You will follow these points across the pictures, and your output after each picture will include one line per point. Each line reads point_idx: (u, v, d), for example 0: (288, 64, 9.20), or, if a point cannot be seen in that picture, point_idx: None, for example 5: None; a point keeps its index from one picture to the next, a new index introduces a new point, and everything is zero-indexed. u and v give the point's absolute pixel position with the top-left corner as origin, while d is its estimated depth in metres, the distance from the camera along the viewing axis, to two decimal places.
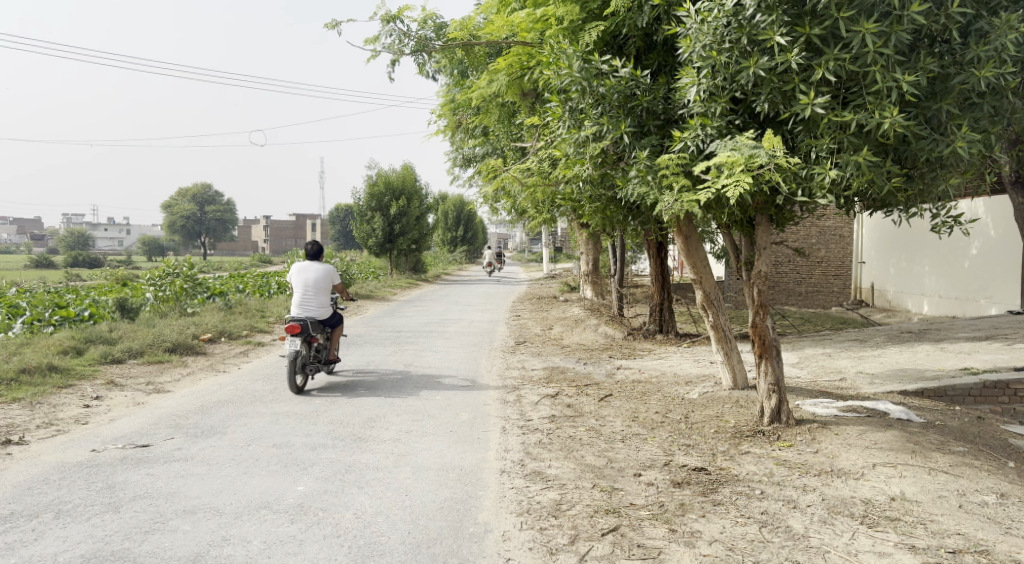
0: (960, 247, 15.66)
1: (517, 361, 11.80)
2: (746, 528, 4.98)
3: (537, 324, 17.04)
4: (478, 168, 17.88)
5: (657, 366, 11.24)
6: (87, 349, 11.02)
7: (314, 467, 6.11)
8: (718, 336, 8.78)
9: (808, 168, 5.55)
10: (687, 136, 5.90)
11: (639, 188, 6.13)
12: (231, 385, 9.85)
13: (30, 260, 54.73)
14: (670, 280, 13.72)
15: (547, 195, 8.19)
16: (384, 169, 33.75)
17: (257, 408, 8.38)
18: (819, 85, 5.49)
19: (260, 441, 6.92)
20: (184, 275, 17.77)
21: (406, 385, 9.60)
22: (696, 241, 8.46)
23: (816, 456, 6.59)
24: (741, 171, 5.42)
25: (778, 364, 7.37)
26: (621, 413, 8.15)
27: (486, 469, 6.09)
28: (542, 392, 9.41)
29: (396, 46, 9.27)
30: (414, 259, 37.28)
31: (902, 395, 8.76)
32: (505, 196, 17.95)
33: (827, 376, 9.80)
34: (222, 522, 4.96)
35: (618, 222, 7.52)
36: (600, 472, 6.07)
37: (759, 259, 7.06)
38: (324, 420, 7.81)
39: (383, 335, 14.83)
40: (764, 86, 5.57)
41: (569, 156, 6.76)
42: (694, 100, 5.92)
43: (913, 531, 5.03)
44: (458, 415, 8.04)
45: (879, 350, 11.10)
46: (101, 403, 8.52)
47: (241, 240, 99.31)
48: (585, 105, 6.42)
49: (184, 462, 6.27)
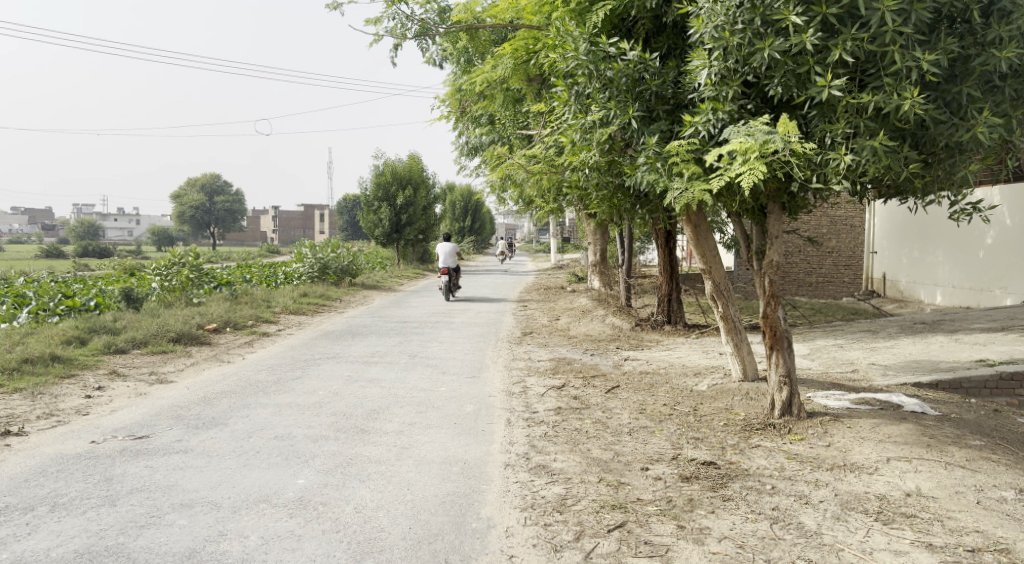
0: (974, 237, 15.44)
1: (524, 352, 11.67)
2: (757, 525, 4.84)
3: (545, 314, 16.89)
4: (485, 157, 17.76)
5: (666, 357, 11.09)
6: (91, 339, 10.94)
7: (316, 460, 6.01)
8: (728, 327, 8.63)
9: (823, 154, 5.43)
10: (698, 121, 5.75)
11: (648, 176, 5.96)
12: (235, 376, 9.76)
13: (39, 250, 54.92)
14: (679, 270, 13.57)
15: (553, 182, 7.89)
16: (391, 159, 33.62)
17: (259, 399, 8.28)
18: (835, 66, 5.34)
19: (261, 433, 6.82)
20: (190, 265, 17.70)
21: (410, 377, 9.48)
22: (705, 230, 8.29)
23: (828, 450, 6.44)
24: (755, 157, 5.27)
25: (790, 356, 7.22)
26: (628, 406, 8.01)
27: (490, 463, 5.97)
28: (549, 383, 9.28)
29: (400, 29, 9.13)
30: (421, 250, 37.19)
31: (915, 388, 8.59)
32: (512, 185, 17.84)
33: (839, 368, 9.64)
34: (219, 517, 4.85)
35: (626, 211, 7.35)
36: (607, 466, 5.93)
37: (771, 249, 6.89)
38: (327, 411, 7.70)
39: (389, 326, 14.73)
40: (777, 68, 5.41)
41: (575, 143, 6.59)
42: (705, 83, 5.77)
43: (930, 528, 4.88)
44: (463, 407, 7.93)
45: (891, 341, 10.92)
46: (102, 394, 8.43)
47: (249, 230, 99.39)
48: (591, 89, 6.26)
49: (183, 454, 6.17)
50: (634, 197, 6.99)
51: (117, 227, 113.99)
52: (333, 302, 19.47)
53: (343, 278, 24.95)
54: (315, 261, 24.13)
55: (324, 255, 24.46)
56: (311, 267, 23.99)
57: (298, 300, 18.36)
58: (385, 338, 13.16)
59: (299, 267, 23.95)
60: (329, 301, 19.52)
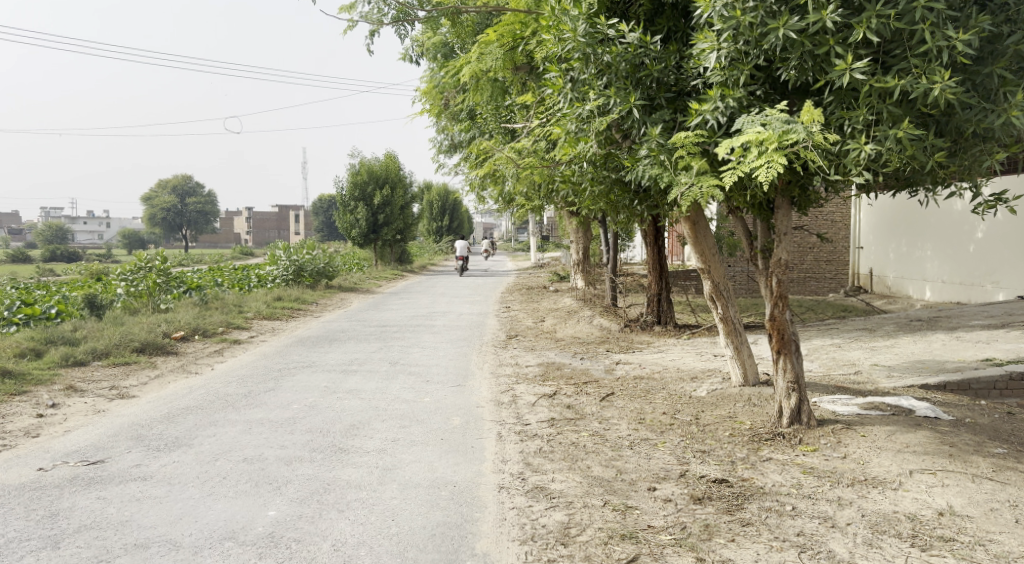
0: (964, 230, 15.13)
1: (510, 357, 11.13)
2: (784, 556, 4.35)
3: (529, 316, 16.36)
4: (465, 153, 17.19)
5: (659, 360, 10.61)
6: (47, 351, 10.27)
7: (289, 487, 5.44)
8: (728, 329, 8.19)
9: (843, 144, 4.95)
10: (706, 109, 5.25)
11: (651, 170, 5.46)
12: (203, 389, 9.14)
13: (6, 255, 53.56)
14: (668, 268, 13.11)
15: (543, 177, 7.43)
16: (366, 158, 32.90)
17: (228, 415, 7.68)
18: (857, 47, 4.87)
19: (229, 455, 6.24)
20: (158, 269, 16.99)
21: (391, 388, 8.92)
22: (704, 226, 7.82)
23: (846, 462, 5.95)
24: (774, 149, 4.78)
25: (798, 360, 6.77)
26: (626, 415, 7.51)
27: (482, 486, 5.43)
28: (539, 392, 8.76)
29: (375, 14, 8.54)
30: (399, 250, 36.57)
31: (924, 390, 8.15)
32: (493, 182, 17.29)
33: (841, 369, 9.19)
34: (178, 560, 4.28)
35: (623, 208, 6.83)
36: (610, 487, 5.42)
37: (778, 246, 6.42)
38: (302, 428, 7.12)
39: (368, 330, 14.15)
40: (793, 49, 4.93)
41: (570, 134, 6.11)
42: (713, 67, 5.28)
43: (973, 554, 4.41)
44: (449, 420, 7.38)
45: (891, 340, 10.50)
46: (56, 413, 7.79)
47: (223, 231, 97.96)
48: (590, 75, 5.80)
49: (141, 482, 5.57)
50: (631, 194, 6.48)
51: (87, 230, 111.82)
52: (309, 306, 18.82)
53: (319, 280, 24.26)
54: (289, 263, 23.43)
55: (299, 257, 23.75)
56: (286, 270, 23.29)
57: (271, 304, 17.71)
58: (363, 343, 12.56)
59: (273, 270, 23.26)
60: (305, 305, 18.87)
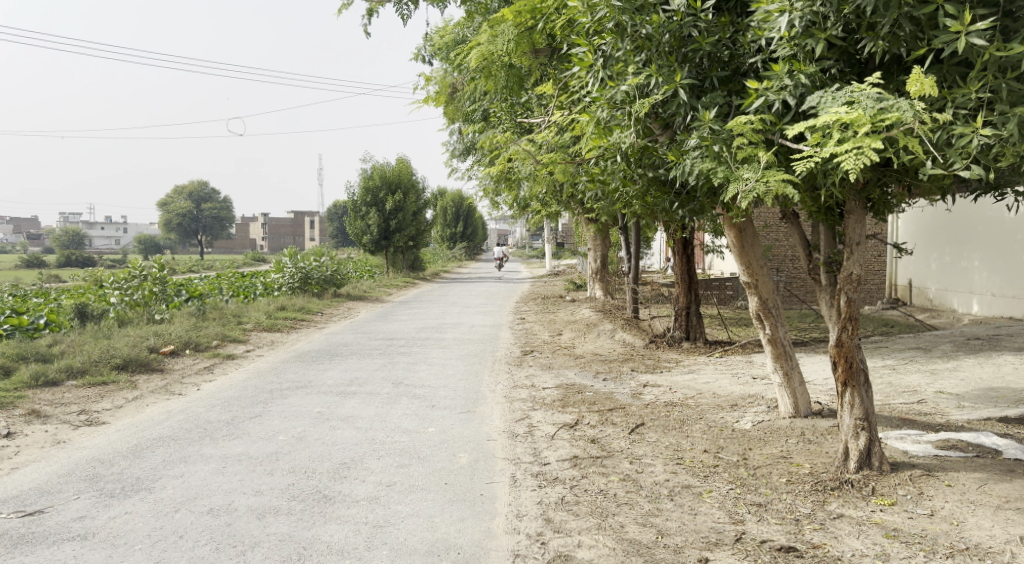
0: (1017, 239, 13.96)
1: (525, 377, 10.10)
2: None
3: (545, 329, 15.31)
4: (479, 156, 16.19)
5: (691, 383, 9.54)
6: (17, 369, 9.34)
7: (256, 553, 4.45)
8: (777, 352, 7.15)
9: (950, 130, 3.88)
10: (770, 87, 4.20)
11: (701, 164, 4.38)
12: (182, 414, 8.17)
13: (19, 262, 53.20)
14: (698, 280, 12.03)
15: (566, 174, 6.40)
16: (378, 162, 32.01)
17: (202, 449, 6.71)
18: (971, 6, 3.84)
19: (192, 505, 5.27)
20: (154, 277, 16.12)
21: (391, 416, 7.90)
22: (751, 234, 6.78)
23: (935, 523, 4.89)
24: (865, 132, 3.70)
25: (866, 395, 5.74)
26: (660, 453, 6.47)
27: (492, 555, 4.43)
28: (558, 421, 7.72)
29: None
30: (412, 257, 35.66)
31: (1005, 425, 7.02)
32: (508, 185, 16.30)
33: (902, 397, 8.07)
34: None
35: (660, 213, 5.76)
36: (651, 557, 4.40)
37: (848, 259, 5.36)
38: (284, 467, 6.11)
39: (372, 344, 13.16)
40: (888, 11, 3.90)
41: (600, 123, 5.08)
42: (780, 37, 4.25)
43: None
44: (455, 459, 6.34)
45: (953, 362, 9.34)
46: (9, 444, 6.85)
47: (237, 237, 97.58)
48: (625, 51, 4.83)
49: (78, 544, 4.61)
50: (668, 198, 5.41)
51: (103, 235, 111.78)
52: (313, 316, 17.88)
53: (326, 288, 23.35)
54: (295, 270, 22.50)
55: (306, 264, 22.82)
56: (292, 277, 22.39)
57: (273, 314, 16.78)
58: (367, 360, 11.57)
59: (279, 278, 22.37)
60: (309, 315, 17.91)
